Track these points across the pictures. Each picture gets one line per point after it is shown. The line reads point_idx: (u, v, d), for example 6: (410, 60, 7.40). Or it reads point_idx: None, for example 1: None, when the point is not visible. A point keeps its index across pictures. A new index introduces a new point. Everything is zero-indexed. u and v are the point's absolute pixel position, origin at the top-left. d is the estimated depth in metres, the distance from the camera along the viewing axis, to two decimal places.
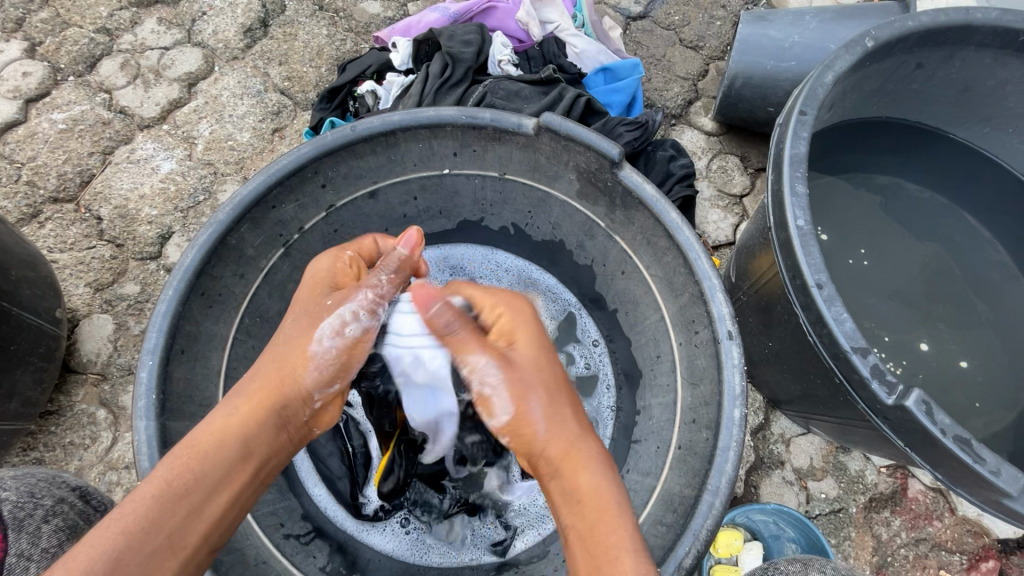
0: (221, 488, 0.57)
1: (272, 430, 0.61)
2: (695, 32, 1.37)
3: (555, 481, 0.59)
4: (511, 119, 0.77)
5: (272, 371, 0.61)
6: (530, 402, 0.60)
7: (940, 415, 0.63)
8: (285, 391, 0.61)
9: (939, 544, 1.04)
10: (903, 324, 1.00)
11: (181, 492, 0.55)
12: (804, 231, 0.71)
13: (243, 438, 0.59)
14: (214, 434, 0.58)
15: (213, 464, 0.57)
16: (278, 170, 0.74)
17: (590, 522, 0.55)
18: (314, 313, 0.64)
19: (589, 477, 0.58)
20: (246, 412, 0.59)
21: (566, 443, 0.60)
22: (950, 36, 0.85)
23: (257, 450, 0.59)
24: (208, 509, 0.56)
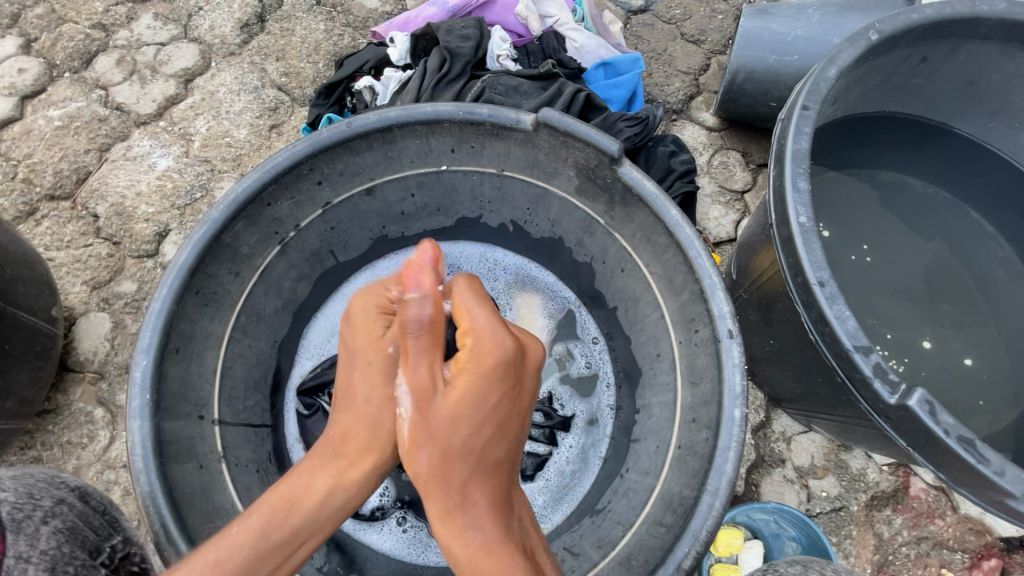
0: (313, 539, 0.58)
1: (367, 484, 0.62)
2: (696, 26, 1.35)
3: (438, 531, 0.60)
4: (508, 114, 0.76)
5: (349, 417, 0.63)
6: (416, 453, 0.60)
7: (943, 414, 0.62)
8: (379, 447, 0.62)
9: (941, 543, 1.03)
10: (905, 321, 0.99)
11: (278, 544, 0.56)
12: (806, 228, 0.70)
13: (342, 491, 0.60)
14: (314, 490, 0.58)
15: (313, 519, 0.57)
16: (272, 168, 0.73)
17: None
18: (385, 368, 0.63)
19: (470, 538, 0.58)
20: (345, 464, 0.61)
21: (458, 485, 0.60)
22: (955, 29, 0.84)
23: (350, 505, 0.60)
24: (297, 553, 0.57)
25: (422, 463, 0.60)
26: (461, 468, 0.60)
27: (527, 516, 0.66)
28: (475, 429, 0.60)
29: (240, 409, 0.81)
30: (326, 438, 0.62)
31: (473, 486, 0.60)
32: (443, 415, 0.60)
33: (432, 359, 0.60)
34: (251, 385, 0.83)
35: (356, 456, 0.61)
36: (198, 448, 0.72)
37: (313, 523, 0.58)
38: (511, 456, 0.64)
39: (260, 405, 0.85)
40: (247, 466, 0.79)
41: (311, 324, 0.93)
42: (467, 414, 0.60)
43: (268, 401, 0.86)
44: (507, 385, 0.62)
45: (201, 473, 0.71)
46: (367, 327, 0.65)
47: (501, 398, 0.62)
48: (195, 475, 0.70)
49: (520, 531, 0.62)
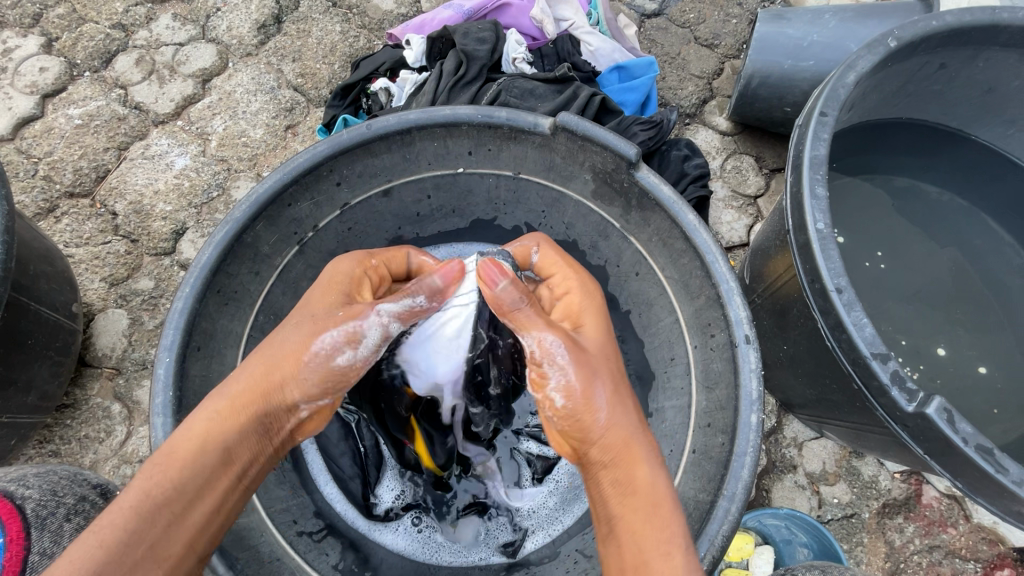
0: (204, 499, 0.57)
1: (256, 437, 0.60)
2: (710, 30, 1.35)
3: (619, 465, 0.61)
4: (527, 117, 0.76)
5: (258, 374, 0.61)
6: (594, 391, 0.62)
7: (961, 423, 0.62)
8: (273, 396, 0.61)
9: (953, 552, 1.03)
10: (920, 328, 0.98)
11: (161, 503, 0.54)
12: (824, 234, 0.70)
13: (232, 452, 0.59)
14: (196, 445, 0.57)
15: (196, 473, 0.56)
16: (293, 168, 0.74)
17: (654, 509, 0.59)
18: (323, 320, 0.62)
19: (647, 470, 0.61)
20: (232, 417, 0.59)
21: (626, 430, 0.62)
22: (975, 36, 0.84)
23: (238, 458, 0.59)
24: (192, 516, 0.56)
25: (602, 404, 0.62)
26: (627, 407, 0.64)
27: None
28: (612, 369, 0.66)
29: None
30: (212, 394, 0.60)
31: (637, 426, 0.63)
32: (595, 348, 0.66)
33: (546, 320, 0.65)
34: None
35: (244, 410, 0.59)
36: None
37: (196, 478, 0.56)
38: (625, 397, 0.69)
39: None
40: None
41: None
42: (607, 358, 0.66)
43: None
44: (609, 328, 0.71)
45: None
46: (327, 286, 0.66)
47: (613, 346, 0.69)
48: None
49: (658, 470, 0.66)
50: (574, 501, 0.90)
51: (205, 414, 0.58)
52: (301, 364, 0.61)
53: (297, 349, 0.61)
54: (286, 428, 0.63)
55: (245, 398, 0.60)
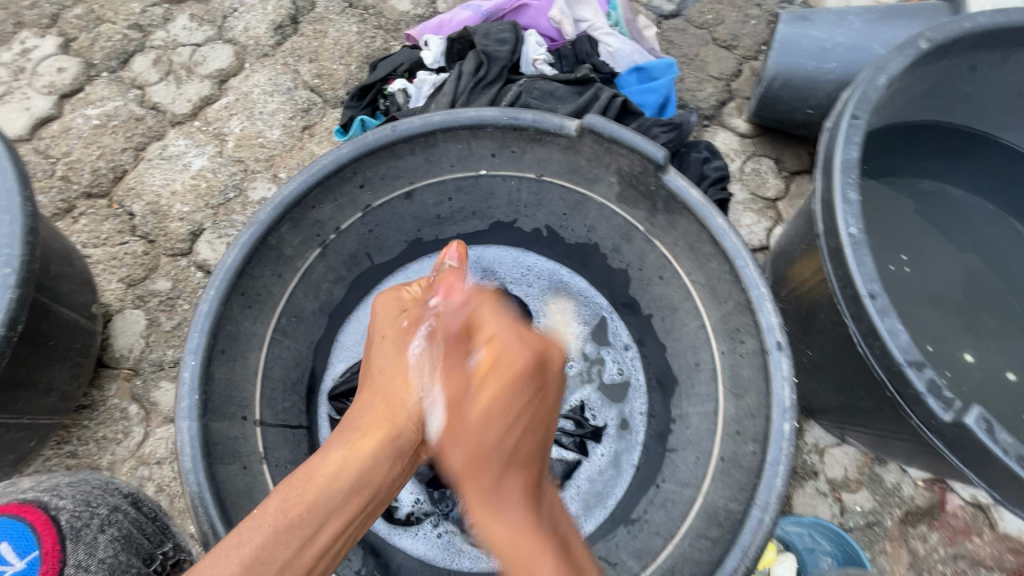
0: (334, 520, 0.55)
1: (388, 459, 0.62)
2: (728, 31, 1.34)
3: (476, 516, 0.58)
4: (553, 120, 0.76)
5: (380, 403, 0.66)
6: (454, 447, 0.61)
7: (1001, 433, 0.61)
8: (397, 420, 0.64)
9: (978, 561, 1.01)
10: (947, 334, 0.97)
11: (295, 522, 0.53)
12: (856, 239, 0.69)
13: (366, 474, 0.59)
14: (331, 468, 0.58)
15: (333, 493, 0.56)
16: (318, 170, 0.73)
17: (520, 568, 0.53)
18: (400, 340, 0.70)
19: (504, 523, 0.56)
20: (364, 442, 0.62)
21: (489, 482, 0.58)
22: (1007, 38, 0.83)
23: (373, 481, 0.59)
24: (321, 535, 0.54)
25: (455, 460, 0.61)
26: (496, 464, 0.59)
27: (559, 511, 0.63)
28: (501, 425, 0.60)
29: (279, 410, 0.81)
30: (343, 429, 0.65)
31: (507, 478, 0.59)
32: (477, 413, 0.60)
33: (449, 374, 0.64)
34: (289, 386, 0.83)
35: (374, 433, 0.63)
36: (242, 449, 0.72)
37: (333, 499, 0.56)
38: (542, 451, 0.63)
39: (297, 407, 0.85)
40: (286, 467, 0.79)
41: (344, 326, 0.93)
42: (497, 413, 0.60)
43: (304, 403, 0.87)
44: (541, 379, 0.62)
45: (245, 474, 0.71)
46: (387, 315, 0.74)
47: (529, 399, 0.61)
48: (240, 477, 0.70)
49: (555, 527, 0.59)
50: (597, 504, 0.88)
51: (340, 442, 0.61)
52: (410, 383, 0.67)
53: (400, 368, 0.68)
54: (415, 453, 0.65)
55: (373, 427, 0.64)
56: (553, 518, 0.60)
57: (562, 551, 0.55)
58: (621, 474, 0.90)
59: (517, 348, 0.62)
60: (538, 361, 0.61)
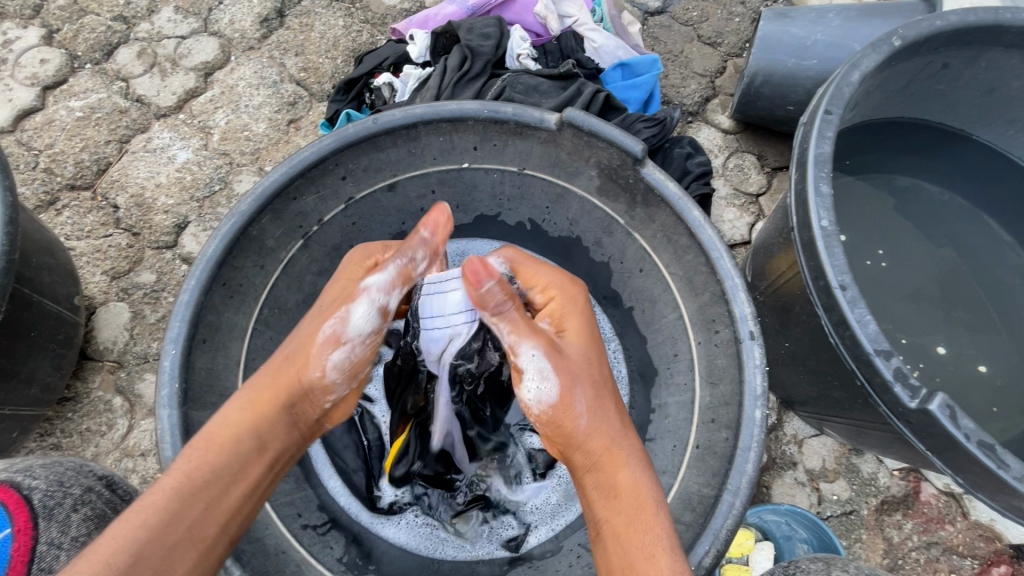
0: (235, 481, 0.60)
1: (284, 426, 0.64)
2: (713, 29, 1.36)
3: (604, 467, 0.64)
4: (533, 113, 0.76)
5: (287, 364, 0.65)
6: (575, 394, 0.65)
7: (963, 419, 0.62)
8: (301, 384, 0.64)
9: (951, 548, 1.04)
10: (920, 326, 0.99)
11: (200, 485, 0.57)
12: (828, 231, 0.71)
13: (259, 436, 0.62)
14: (232, 430, 0.61)
15: (232, 460, 0.60)
16: (299, 162, 0.74)
17: (632, 525, 0.60)
18: (332, 306, 0.67)
19: (629, 476, 0.63)
20: (262, 407, 0.62)
21: (611, 444, 0.64)
22: (978, 36, 0.85)
23: (271, 445, 0.63)
24: (225, 497, 0.59)
25: (580, 409, 0.65)
26: (612, 413, 0.66)
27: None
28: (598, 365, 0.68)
29: None
30: (248, 385, 0.65)
31: (626, 438, 0.65)
32: (578, 355, 0.67)
33: (530, 325, 0.67)
34: None
35: (274, 394, 0.63)
36: None
37: (233, 464, 0.60)
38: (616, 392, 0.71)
39: None
40: None
41: None
42: (593, 354, 0.68)
43: None
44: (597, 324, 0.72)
45: None
46: (341, 273, 0.70)
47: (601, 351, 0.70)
48: None
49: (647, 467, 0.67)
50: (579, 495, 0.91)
51: (238, 402, 0.63)
52: (311, 358, 0.64)
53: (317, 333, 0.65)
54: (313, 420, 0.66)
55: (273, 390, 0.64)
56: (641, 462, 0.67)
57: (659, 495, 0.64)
58: None
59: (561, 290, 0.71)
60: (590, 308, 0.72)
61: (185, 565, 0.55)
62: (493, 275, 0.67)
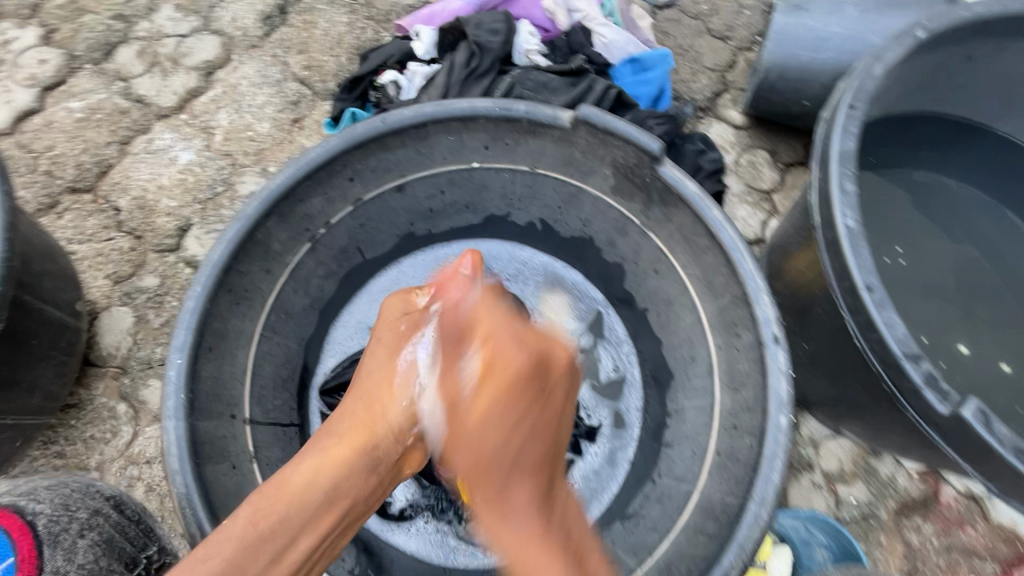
0: (306, 531, 0.60)
1: (364, 474, 0.66)
2: (723, 22, 1.33)
3: (486, 523, 0.64)
4: (546, 110, 0.74)
5: (360, 412, 0.70)
6: (455, 448, 0.68)
7: (998, 425, 0.60)
8: (375, 432, 0.69)
9: (972, 552, 1.01)
10: (943, 326, 0.96)
11: (268, 531, 0.58)
12: (853, 231, 0.68)
13: (337, 486, 0.63)
14: (307, 477, 0.62)
15: (302, 509, 0.60)
16: (306, 163, 0.71)
17: (526, 565, 0.59)
18: (394, 350, 0.75)
19: (510, 532, 0.62)
20: (341, 453, 0.65)
21: (495, 480, 0.64)
22: (1003, 27, 0.82)
23: (348, 492, 0.63)
24: (300, 541, 0.59)
25: (461, 459, 0.67)
26: (509, 450, 0.64)
27: (573, 511, 0.68)
28: (503, 434, 0.64)
29: (270, 408, 0.80)
30: (320, 436, 0.68)
31: (514, 484, 0.64)
32: (474, 414, 0.66)
33: (454, 369, 0.69)
34: (280, 383, 0.82)
35: (349, 441, 0.67)
36: (230, 448, 0.71)
37: (305, 513, 0.60)
38: (549, 452, 0.67)
39: (287, 404, 0.84)
40: (276, 465, 0.78)
41: (337, 321, 0.92)
42: (496, 418, 0.64)
43: (295, 400, 0.84)
44: (540, 385, 0.66)
45: (234, 473, 0.70)
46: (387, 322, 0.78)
47: (530, 406, 0.65)
48: (229, 477, 0.69)
49: (567, 531, 0.63)
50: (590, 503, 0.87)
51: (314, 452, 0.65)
52: (393, 393, 0.72)
53: (386, 376, 0.73)
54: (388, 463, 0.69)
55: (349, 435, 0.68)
56: (565, 522, 0.64)
57: (571, 557, 0.60)
58: (616, 468, 0.89)
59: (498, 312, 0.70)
60: (533, 370, 0.65)
61: None
62: (462, 291, 0.72)
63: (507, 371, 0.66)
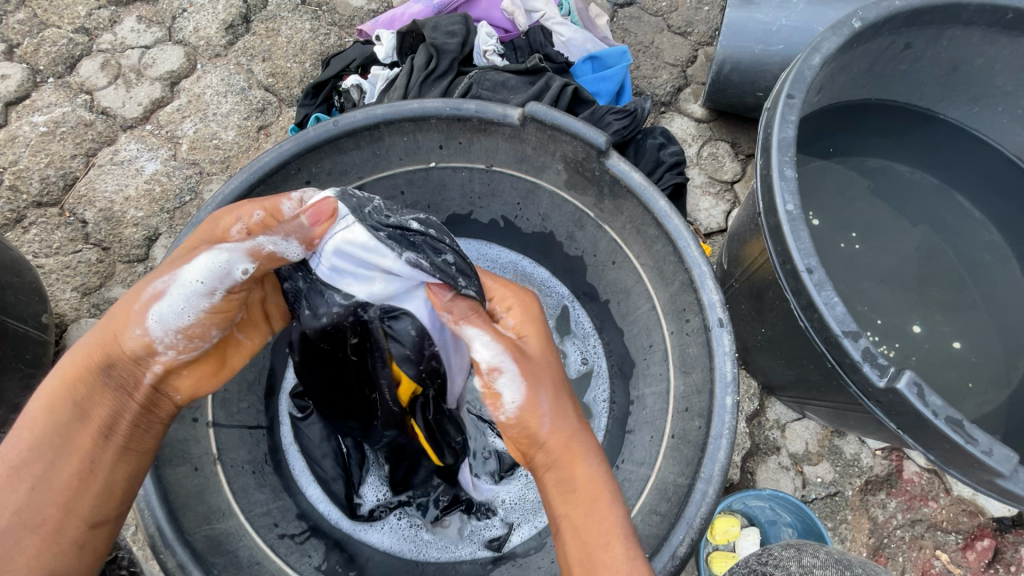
0: (67, 455, 0.55)
1: (110, 392, 0.57)
2: (683, 18, 1.35)
3: (562, 465, 0.57)
4: (495, 109, 0.76)
5: (99, 330, 0.56)
6: (538, 394, 0.57)
7: (931, 396, 0.63)
8: (112, 350, 0.55)
9: (935, 525, 1.04)
10: (896, 306, 0.99)
11: (21, 466, 0.54)
12: (793, 215, 0.71)
13: (84, 408, 0.56)
14: (46, 402, 0.56)
15: (54, 435, 0.55)
16: (259, 168, 0.72)
17: (592, 507, 0.56)
18: (160, 269, 0.56)
19: (588, 469, 0.57)
20: (70, 380, 0.56)
21: (571, 417, 0.59)
22: (938, 16, 0.85)
23: (98, 413, 0.57)
24: (59, 474, 0.55)
25: (544, 405, 0.57)
26: (571, 409, 0.60)
27: None
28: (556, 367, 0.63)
29: (234, 411, 0.81)
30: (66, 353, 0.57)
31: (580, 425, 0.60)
32: (537, 357, 0.62)
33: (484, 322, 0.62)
34: (246, 387, 0.83)
35: (83, 363, 0.56)
36: (192, 450, 0.72)
37: (57, 441, 0.55)
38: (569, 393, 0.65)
39: (254, 407, 0.85)
40: (243, 467, 0.80)
41: None
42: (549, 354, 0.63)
43: (262, 404, 0.87)
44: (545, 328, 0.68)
45: (195, 475, 0.72)
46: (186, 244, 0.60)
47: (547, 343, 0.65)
48: (190, 478, 0.71)
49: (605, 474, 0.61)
50: None
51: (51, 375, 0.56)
52: (133, 307, 0.55)
53: (130, 293, 0.56)
54: (142, 383, 0.57)
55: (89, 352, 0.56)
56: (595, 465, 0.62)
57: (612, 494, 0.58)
58: None
59: (534, 330, 0.65)
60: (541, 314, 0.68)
61: (30, 549, 0.53)
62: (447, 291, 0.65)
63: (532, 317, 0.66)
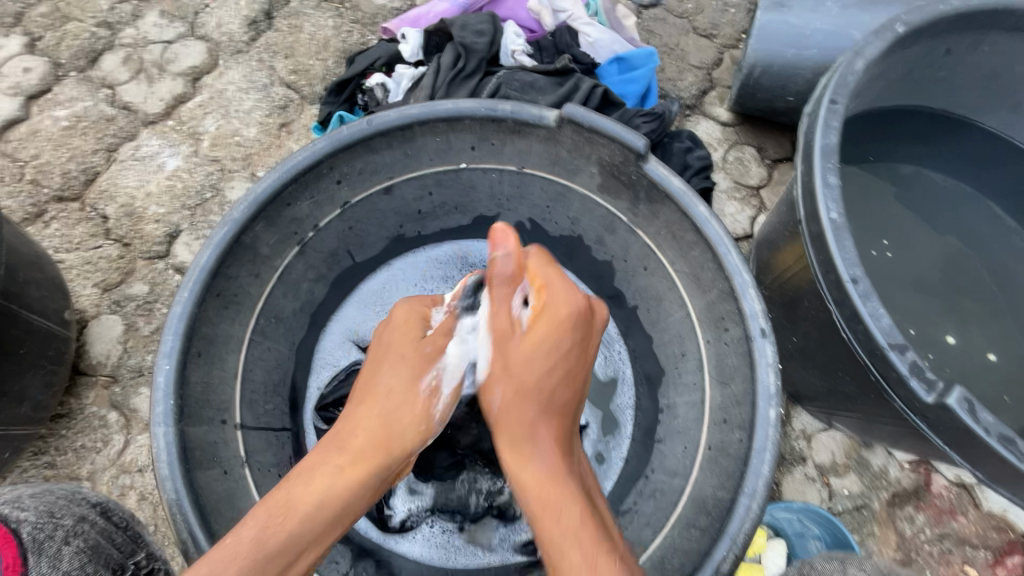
0: (315, 546, 0.58)
1: (373, 489, 0.63)
2: (708, 20, 1.34)
3: (507, 456, 0.66)
4: (531, 110, 0.75)
5: (377, 425, 0.65)
6: (496, 387, 0.70)
7: (983, 413, 0.61)
8: (391, 449, 0.65)
9: (964, 540, 1.02)
10: (930, 316, 0.97)
11: (275, 552, 0.55)
12: (837, 224, 0.69)
13: (348, 502, 0.60)
14: (317, 491, 0.59)
15: (315, 526, 0.58)
16: (292, 166, 0.71)
17: (551, 507, 0.60)
18: (416, 358, 0.71)
19: (529, 467, 0.64)
20: (346, 472, 0.61)
21: (528, 416, 0.67)
22: (982, 21, 0.83)
23: (353, 510, 0.61)
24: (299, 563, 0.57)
25: (498, 396, 0.69)
26: (530, 411, 0.67)
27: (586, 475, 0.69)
28: (544, 367, 0.68)
29: (261, 413, 0.80)
30: (336, 446, 0.63)
31: (542, 431, 0.66)
32: (525, 351, 0.69)
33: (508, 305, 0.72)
34: (271, 388, 0.82)
35: (364, 459, 0.63)
36: (221, 454, 0.71)
37: (311, 533, 0.57)
38: (575, 404, 0.71)
39: (279, 408, 0.83)
40: (269, 470, 0.78)
41: (323, 335, 0.92)
42: (541, 356, 0.68)
43: (287, 406, 0.85)
44: (581, 334, 0.70)
45: (225, 479, 0.70)
46: (406, 325, 0.75)
47: (569, 348, 0.69)
48: (220, 482, 0.69)
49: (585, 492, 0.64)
50: None
51: (330, 464, 0.61)
52: (413, 407, 0.68)
53: (408, 391, 0.69)
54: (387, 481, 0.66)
55: (364, 449, 0.64)
56: (578, 471, 0.67)
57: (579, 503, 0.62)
58: (608, 466, 0.89)
59: (545, 325, 0.69)
60: (580, 316, 0.69)
61: None
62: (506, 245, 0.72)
63: (560, 318, 0.69)
